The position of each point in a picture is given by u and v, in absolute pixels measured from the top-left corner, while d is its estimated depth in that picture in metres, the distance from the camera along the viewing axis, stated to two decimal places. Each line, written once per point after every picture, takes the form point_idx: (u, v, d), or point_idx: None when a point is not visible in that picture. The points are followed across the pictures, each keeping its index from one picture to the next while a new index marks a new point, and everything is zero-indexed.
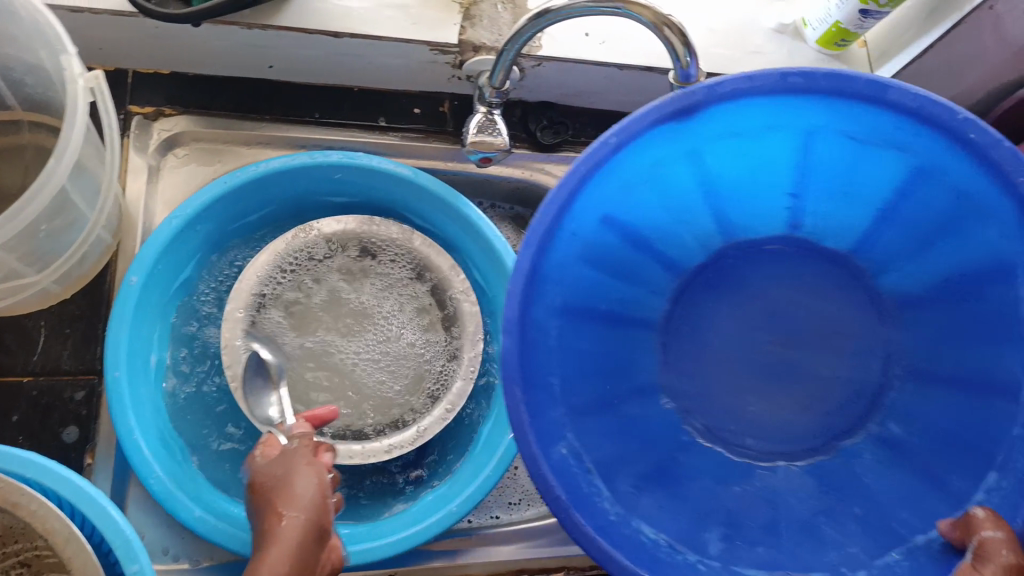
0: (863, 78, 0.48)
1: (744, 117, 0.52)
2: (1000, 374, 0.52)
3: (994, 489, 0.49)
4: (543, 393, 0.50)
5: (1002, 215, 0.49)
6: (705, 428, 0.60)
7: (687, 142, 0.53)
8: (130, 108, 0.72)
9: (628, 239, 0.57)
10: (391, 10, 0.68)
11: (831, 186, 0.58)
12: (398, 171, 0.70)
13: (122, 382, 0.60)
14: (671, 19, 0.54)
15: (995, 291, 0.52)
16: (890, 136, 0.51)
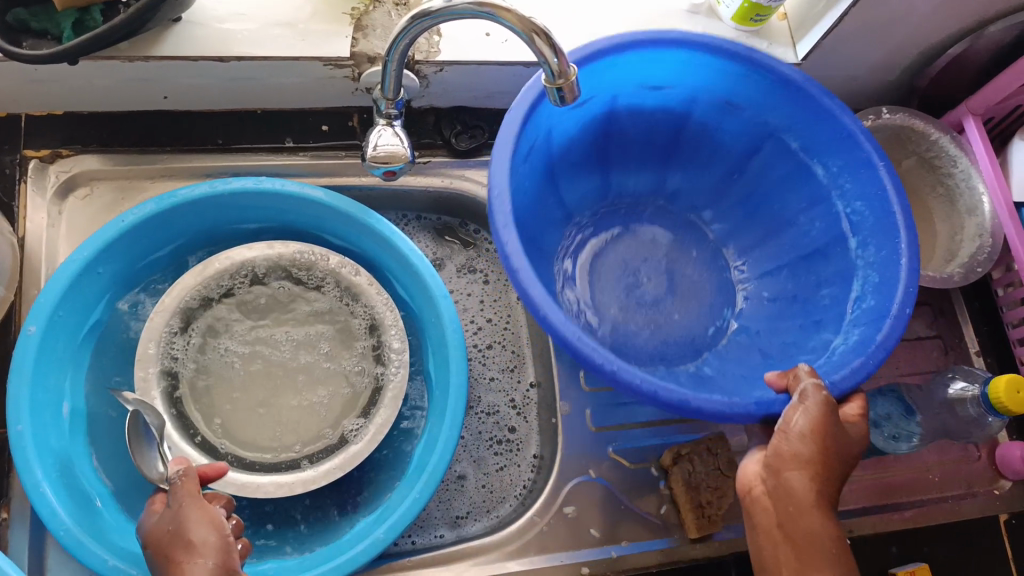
0: (792, 70, 0.68)
1: (665, 80, 0.73)
2: (808, 345, 0.71)
3: (854, 347, 0.64)
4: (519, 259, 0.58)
5: (830, 211, 0.73)
6: (599, 334, 0.76)
7: (685, 88, 0.74)
8: (24, 153, 0.68)
9: (555, 192, 0.76)
10: (278, 28, 0.66)
11: (727, 177, 0.81)
12: (305, 191, 0.68)
13: (26, 436, 0.59)
14: (538, 25, 0.51)
15: (830, 295, 0.72)
16: (756, 130, 0.75)
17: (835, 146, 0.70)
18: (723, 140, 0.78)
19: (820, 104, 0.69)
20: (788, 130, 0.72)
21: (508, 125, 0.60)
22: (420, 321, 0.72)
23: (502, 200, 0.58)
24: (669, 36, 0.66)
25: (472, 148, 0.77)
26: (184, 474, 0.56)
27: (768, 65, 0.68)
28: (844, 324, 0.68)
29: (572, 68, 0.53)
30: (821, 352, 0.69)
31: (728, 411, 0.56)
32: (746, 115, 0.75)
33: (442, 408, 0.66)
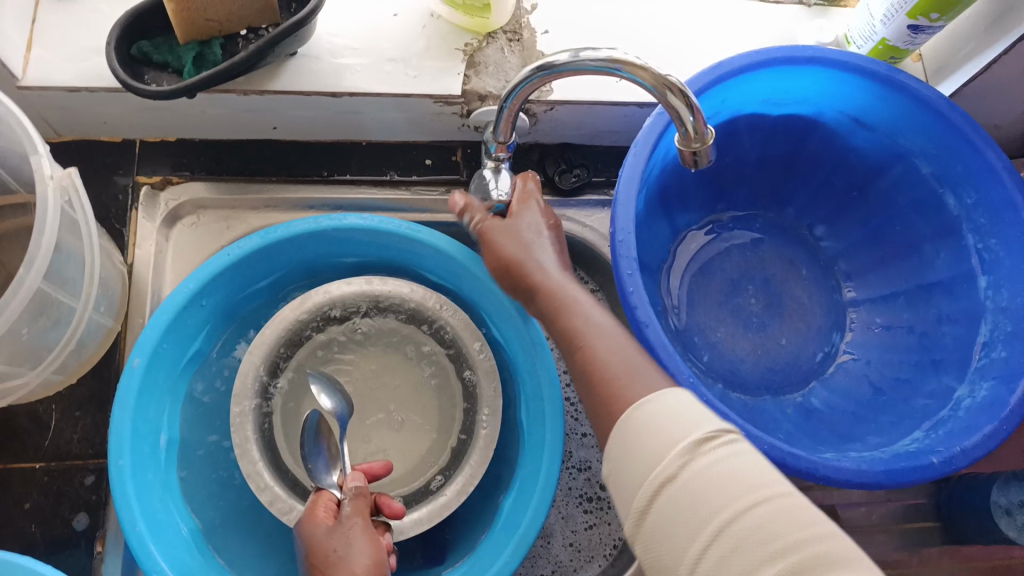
0: (929, 90, 0.61)
1: (787, 90, 0.67)
2: (923, 389, 0.66)
3: (974, 405, 0.60)
4: (637, 301, 0.55)
5: (959, 240, 0.66)
6: (704, 368, 0.69)
7: (811, 104, 0.68)
8: (137, 178, 0.69)
9: (659, 209, 0.70)
10: (390, 63, 0.65)
11: (833, 184, 0.74)
12: (409, 232, 0.66)
13: (126, 471, 0.58)
14: (670, 79, 0.48)
15: (951, 334, 0.66)
16: (888, 144, 0.68)
17: (973, 179, 0.63)
18: (853, 156, 0.71)
19: (964, 137, 0.62)
20: (922, 155, 0.66)
21: (630, 176, 0.59)
22: (515, 370, 0.69)
23: (628, 248, 0.57)
24: (805, 54, 0.62)
25: (575, 189, 0.73)
26: (358, 493, 0.57)
27: (909, 87, 0.62)
28: (970, 373, 0.63)
29: (709, 127, 0.49)
30: (927, 414, 0.63)
31: (861, 476, 0.53)
32: (874, 128, 0.68)
33: (536, 464, 0.63)
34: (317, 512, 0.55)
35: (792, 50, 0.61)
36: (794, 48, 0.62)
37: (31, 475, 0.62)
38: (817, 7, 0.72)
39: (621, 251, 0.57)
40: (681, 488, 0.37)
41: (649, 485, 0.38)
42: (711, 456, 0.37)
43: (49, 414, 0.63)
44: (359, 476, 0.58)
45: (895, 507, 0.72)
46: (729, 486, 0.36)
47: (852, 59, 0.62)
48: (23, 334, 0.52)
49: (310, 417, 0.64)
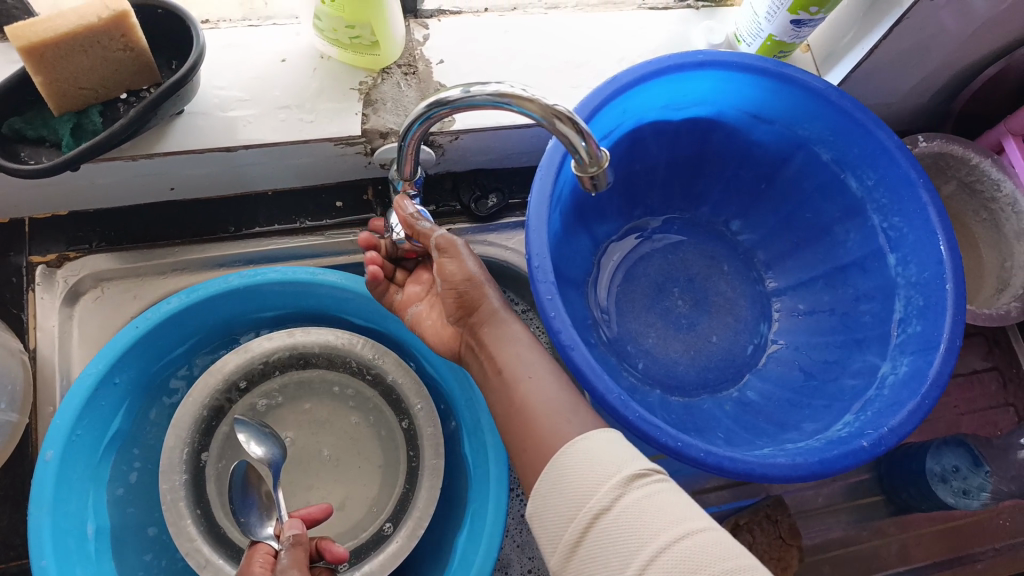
0: (817, 81, 0.63)
1: (683, 93, 0.67)
2: (850, 368, 0.67)
3: (896, 379, 0.61)
4: (561, 327, 0.55)
5: (865, 220, 0.68)
6: (641, 376, 0.69)
7: (710, 104, 0.69)
8: (30, 258, 0.65)
9: (577, 223, 0.70)
10: (283, 111, 0.64)
11: (742, 178, 0.76)
12: (324, 278, 0.64)
13: (50, 570, 0.55)
14: (559, 108, 0.48)
15: (870, 311, 0.68)
16: (789, 135, 0.69)
17: (870, 161, 0.65)
18: (757, 150, 0.73)
19: (856, 121, 0.63)
20: (821, 142, 0.68)
21: (537, 201, 0.58)
22: (454, 404, 0.68)
23: (544, 272, 0.56)
24: (694, 59, 0.63)
25: (491, 214, 0.73)
26: (296, 542, 0.55)
27: (799, 80, 0.63)
28: (890, 348, 0.64)
29: (603, 150, 0.49)
30: (856, 394, 0.64)
31: (797, 470, 0.54)
32: (772, 120, 0.69)
33: (484, 497, 0.63)
34: (254, 567, 0.54)
35: (681, 55, 0.62)
36: (682, 53, 0.63)
37: None
38: (704, 9, 0.74)
39: (538, 278, 0.56)
40: (613, 522, 0.39)
41: (582, 519, 0.40)
42: (641, 491, 0.41)
43: None
44: (297, 524, 0.57)
45: (839, 486, 0.74)
46: (658, 518, 0.39)
47: (739, 59, 0.63)
48: None
49: (238, 468, 0.63)
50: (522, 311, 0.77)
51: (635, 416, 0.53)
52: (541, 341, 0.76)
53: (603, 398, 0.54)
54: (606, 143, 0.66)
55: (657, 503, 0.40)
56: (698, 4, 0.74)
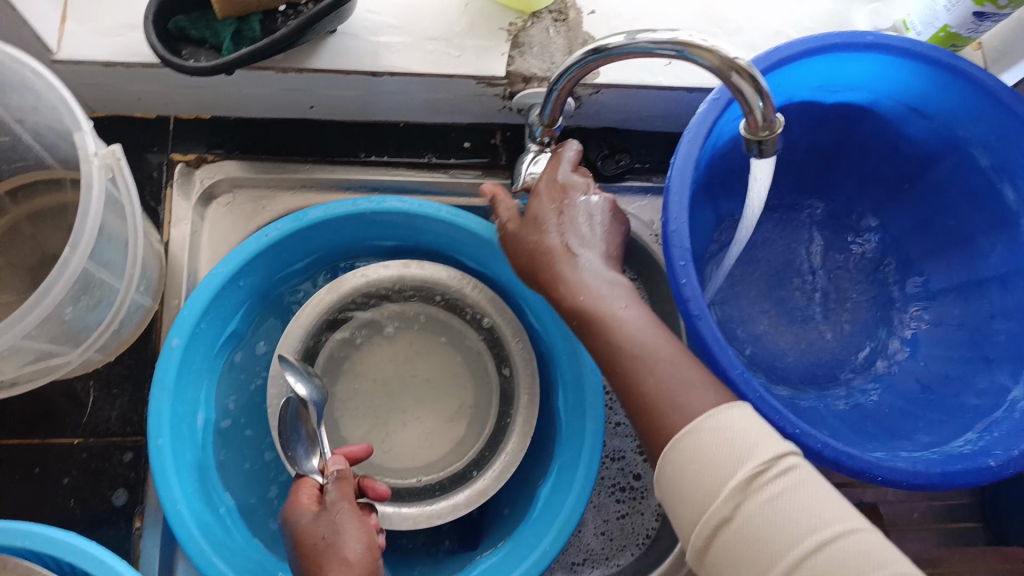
0: (991, 81, 0.58)
1: (839, 76, 0.64)
2: (973, 387, 0.64)
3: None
4: (689, 295, 0.54)
5: (1015, 234, 0.63)
6: (749, 359, 0.68)
7: (865, 90, 0.66)
8: (172, 156, 0.68)
9: (706, 195, 0.68)
10: (433, 42, 0.63)
11: (882, 172, 0.72)
12: (445, 216, 0.65)
13: (165, 450, 0.58)
14: (737, 62, 0.47)
15: (1005, 330, 0.64)
16: (946, 134, 0.65)
17: None
18: (905, 145, 0.69)
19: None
20: (980, 145, 0.63)
21: (681, 166, 0.57)
22: (554, 358, 0.68)
23: (681, 237, 0.55)
24: (864, 39, 0.59)
25: (616, 174, 0.71)
26: (342, 476, 0.57)
27: (972, 77, 0.59)
28: None
29: (777, 116, 0.49)
30: (979, 413, 0.61)
31: (917, 478, 0.53)
32: (929, 115, 0.65)
33: (575, 453, 0.63)
34: (301, 498, 0.55)
35: (848, 36, 0.59)
36: (849, 34, 0.59)
37: (69, 451, 0.62)
38: None
39: (676, 243, 0.55)
40: (739, 529, 0.38)
41: (705, 528, 0.39)
42: (765, 493, 0.38)
43: (86, 392, 0.63)
44: (339, 461, 0.59)
45: (933, 505, 0.71)
46: (791, 525, 0.37)
47: (905, 45, 0.59)
48: (67, 315, 0.51)
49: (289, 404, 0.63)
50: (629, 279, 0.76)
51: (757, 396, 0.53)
52: None
53: (723, 371, 0.53)
54: None
55: (800, 496, 0.38)
56: None
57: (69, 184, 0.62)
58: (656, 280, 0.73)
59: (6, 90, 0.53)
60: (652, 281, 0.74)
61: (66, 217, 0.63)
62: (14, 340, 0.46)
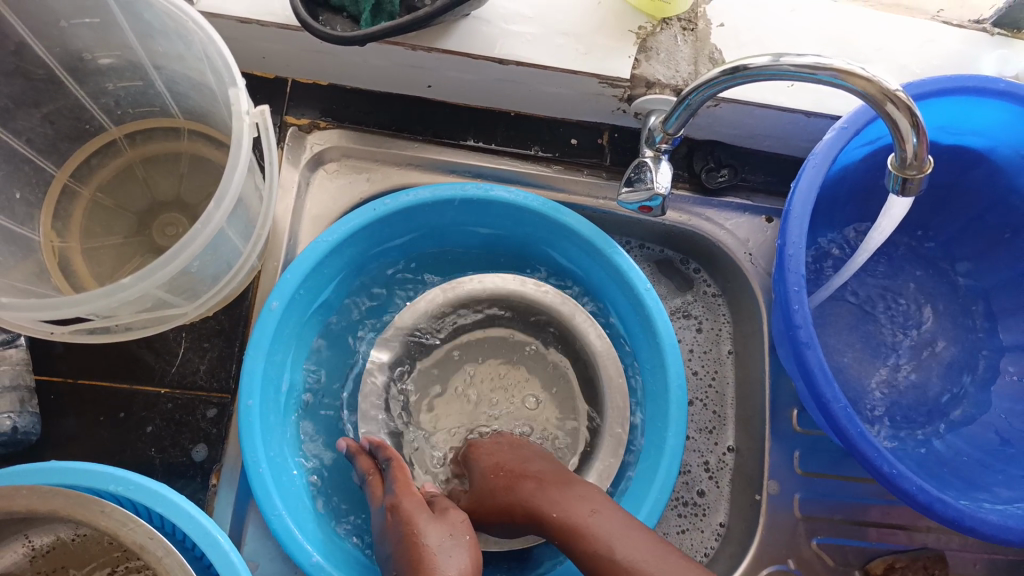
0: None
1: (961, 118, 0.64)
2: None
3: None
4: (804, 324, 0.55)
5: None
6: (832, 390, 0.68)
7: (984, 137, 0.66)
8: (285, 118, 0.68)
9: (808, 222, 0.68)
10: (561, 37, 0.63)
11: (984, 222, 0.72)
12: (547, 210, 0.64)
13: (254, 412, 0.58)
14: (896, 94, 0.48)
15: None
16: None
17: None
18: (1016, 198, 0.69)
19: None
20: None
21: (805, 187, 0.57)
22: (634, 368, 0.68)
23: (797, 262, 0.56)
24: (998, 85, 0.59)
25: (718, 188, 0.70)
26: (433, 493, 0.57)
27: None
28: None
29: (930, 156, 0.50)
30: None
31: (1006, 531, 0.53)
32: None
33: (652, 464, 0.62)
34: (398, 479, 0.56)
35: (981, 80, 0.59)
36: (982, 77, 0.59)
37: (155, 399, 0.63)
38: (1000, 37, 0.68)
39: (794, 269, 0.56)
40: None
41: None
42: None
43: (178, 341, 0.64)
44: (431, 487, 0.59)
45: (1001, 560, 0.69)
46: None
47: None
48: (192, 268, 0.52)
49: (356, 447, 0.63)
50: (713, 294, 0.75)
51: (857, 432, 0.53)
52: (724, 330, 0.75)
53: (826, 403, 0.54)
54: (868, 149, 0.64)
55: None
56: (995, 30, 0.68)
57: (186, 135, 0.63)
58: (741, 299, 0.73)
59: (155, 34, 0.54)
60: (736, 299, 0.74)
61: (179, 165, 0.63)
62: (146, 289, 0.48)
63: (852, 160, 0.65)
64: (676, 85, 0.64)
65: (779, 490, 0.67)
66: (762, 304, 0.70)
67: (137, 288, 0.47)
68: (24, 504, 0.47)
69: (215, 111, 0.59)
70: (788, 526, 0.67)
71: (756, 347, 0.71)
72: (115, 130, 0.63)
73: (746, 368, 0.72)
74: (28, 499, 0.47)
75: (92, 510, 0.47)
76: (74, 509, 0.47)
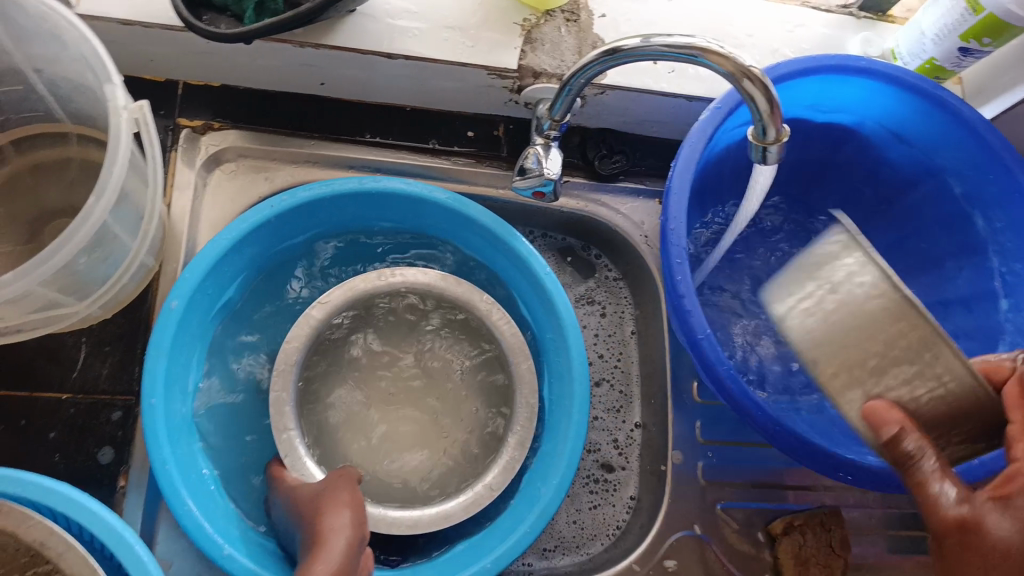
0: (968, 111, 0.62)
1: (830, 98, 0.68)
2: None
3: None
4: (688, 295, 0.58)
5: (983, 256, 0.67)
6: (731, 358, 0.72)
7: (854, 114, 0.70)
8: (178, 121, 0.68)
9: (695, 202, 0.71)
10: (448, 31, 0.65)
11: (860, 194, 0.76)
12: (444, 201, 0.66)
13: (158, 410, 0.58)
14: (751, 70, 0.51)
15: (966, 348, 0.67)
16: (925, 162, 0.70)
17: (1002, 202, 0.65)
18: (887, 169, 0.73)
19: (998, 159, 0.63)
20: (957, 173, 0.67)
21: (683, 167, 0.60)
22: (542, 351, 0.70)
23: (678, 236, 0.59)
24: (857, 64, 0.63)
25: (611, 174, 0.73)
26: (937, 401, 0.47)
27: (953, 106, 0.63)
28: None
29: (784, 125, 0.53)
30: None
31: (884, 476, 0.57)
32: (909, 139, 0.69)
33: (557, 441, 0.64)
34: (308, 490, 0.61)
35: (843, 59, 0.63)
36: (843, 56, 0.63)
37: (56, 406, 0.62)
38: (865, 20, 0.72)
39: (676, 244, 0.59)
40: None
41: None
42: None
43: (77, 348, 0.63)
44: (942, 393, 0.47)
45: (892, 512, 0.74)
46: None
47: (892, 72, 0.63)
48: (80, 265, 0.52)
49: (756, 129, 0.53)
50: (614, 278, 0.78)
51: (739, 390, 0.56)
52: (627, 311, 0.77)
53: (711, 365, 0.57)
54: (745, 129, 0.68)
55: None
56: (860, 14, 0.73)
57: (75, 140, 0.63)
58: (641, 279, 0.76)
59: (32, 37, 0.54)
60: (636, 280, 0.76)
61: (70, 172, 0.63)
62: (30, 286, 0.48)
63: (731, 141, 0.69)
64: (562, 74, 0.66)
65: (683, 459, 0.70)
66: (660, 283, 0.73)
67: (18, 285, 0.47)
68: None
69: (101, 114, 0.59)
70: (693, 493, 0.70)
71: (657, 324, 0.74)
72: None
73: (648, 346, 0.75)
74: None
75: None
76: None
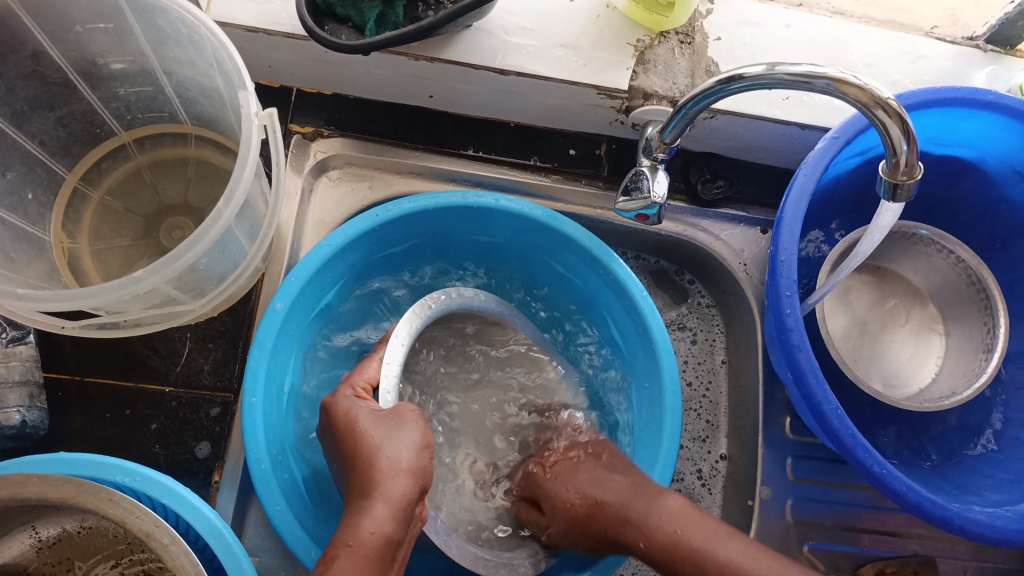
0: None
1: (949, 131, 0.66)
2: None
3: None
4: (798, 330, 0.56)
5: None
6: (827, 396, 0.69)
7: (973, 149, 0.67)
8: (290, 126, 0.70)
9: None
10: (561, 49, 0.65)
11: (970, 232, 0.73)
12: (546, 218, 0.66)
13: (257, 410, 0.59)
14: (888, 101, 0.49)
15: None
16: None
17: None
18: (1004, 209, 0.70)
19: None
20: None
21: (797, 196, 0.58)
22: (631, 375, 0.69)
23: (788, 268, 0.57)
24: (984, 98, 0.60)
25: (714, 199, 0.72)
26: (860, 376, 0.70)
27: None
28: None
29: (920, 162, 0.51)
30: None
31: (994, 532, 0.55)
32: None
33: (648, 467, 0.63)
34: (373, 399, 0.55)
35: (971, 93, 0.60)
36: (971, 90, 0.61)
37: (159, 398, 0.64)
38: (990, 54, 0.70)
39: (788, 276, 0.57)
40: None
41: None
42: None
43: (182, 342, 0.65)
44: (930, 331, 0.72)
45: (988, 568, 0.70)
46: None
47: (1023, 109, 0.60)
48: (200, 264, 0.53)
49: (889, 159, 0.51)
50: (706, 304, 0.77)
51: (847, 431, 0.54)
52: (718, 339, 0.76)
53: (817, 405, 0.55)
54: (857, 159, 0.66)
55: None
56: (986, 47, 0.70)
57: (194, 140, 0.65)
58: (735, 307, 0.74)
59: (169, 41, 0.56)
60: (730, 308, 0.75)
61: (186, 171, 0.65)
62: (156, 282, 0.49)
63: (843, 171, 0.67)
64: (673, 96, 0.65)
65: (771, 495, 0.68)
66: (756, 312, 0.71)
67: (149, 282, 0.48)
68: (35, 492, 0.48)
69: (223, 117, 0.61)
70: (780, 532, 0.67)
71: (750, 355, 0.72)
72: (125, 135, 0.64)
73: (738, 375, 0.74)
74: (38, 486, 0.48)
75: (100, 498, 0.48)
76: (85, 497, 0.48)
